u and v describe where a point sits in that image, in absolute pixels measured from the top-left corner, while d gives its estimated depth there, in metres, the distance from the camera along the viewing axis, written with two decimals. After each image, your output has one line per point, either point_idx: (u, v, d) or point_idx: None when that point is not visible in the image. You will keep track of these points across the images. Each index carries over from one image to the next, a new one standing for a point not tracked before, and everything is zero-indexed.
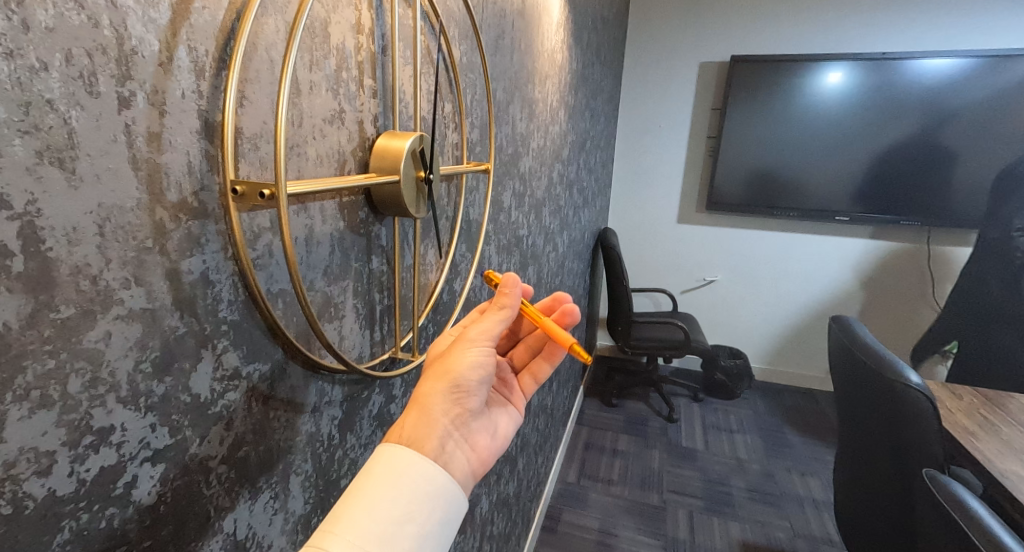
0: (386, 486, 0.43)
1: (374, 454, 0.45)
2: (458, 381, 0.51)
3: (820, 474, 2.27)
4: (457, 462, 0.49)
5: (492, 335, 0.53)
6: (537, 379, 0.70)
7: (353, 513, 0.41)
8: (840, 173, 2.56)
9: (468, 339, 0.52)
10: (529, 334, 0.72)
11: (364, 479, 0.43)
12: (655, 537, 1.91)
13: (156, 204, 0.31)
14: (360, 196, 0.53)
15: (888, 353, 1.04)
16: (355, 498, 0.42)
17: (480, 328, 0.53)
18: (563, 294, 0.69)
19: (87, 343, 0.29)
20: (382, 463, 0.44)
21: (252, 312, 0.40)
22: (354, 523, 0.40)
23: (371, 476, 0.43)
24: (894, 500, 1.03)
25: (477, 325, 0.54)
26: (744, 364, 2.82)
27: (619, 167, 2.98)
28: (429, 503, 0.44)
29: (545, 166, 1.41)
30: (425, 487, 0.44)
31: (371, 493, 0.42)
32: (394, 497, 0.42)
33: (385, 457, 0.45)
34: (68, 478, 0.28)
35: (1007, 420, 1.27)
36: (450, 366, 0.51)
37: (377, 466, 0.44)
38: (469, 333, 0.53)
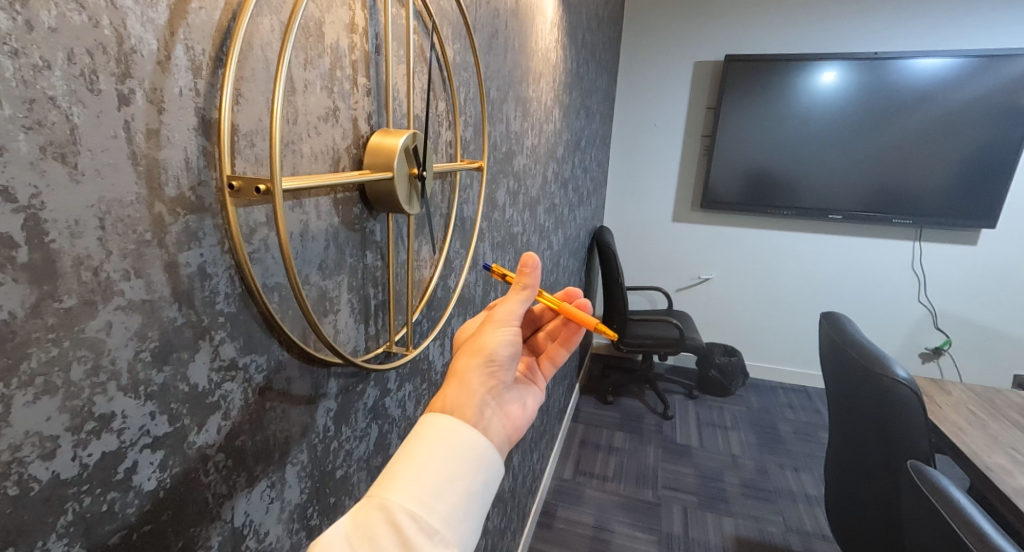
0: (432, 448, 0.45)
1: (418, 423, 0.47)
2: (491, 355, 0.53)
3: (813, 470, 2.29)
4: (496, 430, 0.51)
5: (519, 312, 0.55)
6: (556, 362, 0.69)
7: (405, 471, 0.43)
8: (833, 171, 2.58)
9: (498, 317, 0.54)
10: (550, 322, 0.73)
11: (412, 443, 0.45)
12: (650, 532, 1.92)
13: (155, 199, 0.32)
14: (354, 193, 0.55)
15: (876, 348, 1.05)
16: (406, 458, 0.44)
17: (507, 307, 0.55)
18: (575, 289, 0.70)
19: (88, 332, 0.30)
20: (427, 429, 0.46)
21: (248, 305, 0.41)
22: (405, 479, 0.42)
23: (418, 440, 0.45)
24: (883, 494, 1.04)
25: (504, 304, 0.55)
26: (739, 361, 2.82)
27: (614, 165, 3.00)
28: (474, 464, 0.46)
29: (539, 164, 1.42)
30: (467, 452, 0.46)
31: (419, 453, 0.44)
32: (440, 457, 0.44)
33: (428, 425, 0.47)
34: (71, 462, 0.29)
35: (994, 415, 1.29)
36: (483, 343, 0.53)
37: (422, 432, 0.46)
38: (497, 311, 0.55)
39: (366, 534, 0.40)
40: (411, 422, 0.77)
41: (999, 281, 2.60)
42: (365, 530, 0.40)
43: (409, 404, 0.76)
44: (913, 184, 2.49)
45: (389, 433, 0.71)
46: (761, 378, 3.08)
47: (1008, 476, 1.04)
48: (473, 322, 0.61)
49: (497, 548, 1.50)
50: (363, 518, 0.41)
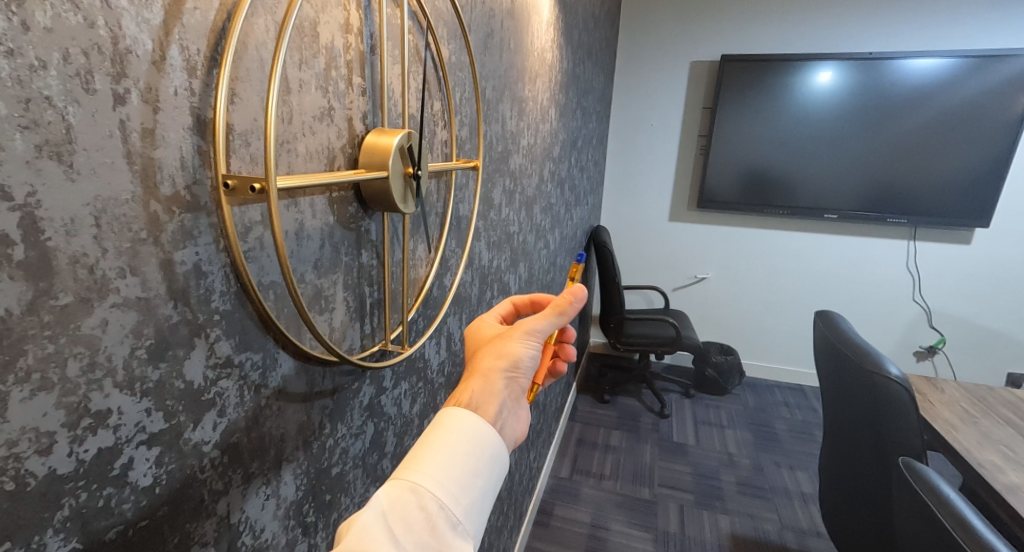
0: (462, 440, 0.47)
1: (446, 413, 0.49)
2: (515, 361, 0.56)
3: (808, 468, 2.30)
4: (511, 433, 0.53)
5: (547, 328, 0.58)
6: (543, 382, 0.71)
7: (435, 460, 0.45)
8: (830, 172, 2.59)
9: (527, 328, 0.57)
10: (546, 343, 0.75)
11: (443, 431, 0.47)
12: (646, 530, 1.93)
13: (150, 197, 0.33)
14: (349, 192, 0.55)
15: (869, 346, 1.07)
16: (439, 447, 0.46)
17: (536, 320, 0.58)
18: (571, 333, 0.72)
19: (84, 329, 0.30)
20: (458, 419, 0.48)
21: (244, 303, 0.41)
22: (438, 466, 0.44)
23: (447, 429, 0.47)
24: (875, 490, 1.05)
25: (534, 317, 0.59)
26: (735, 360, 2.84)
27: (612, 165, 3.01)
28: (494, 463, 0.48)
29: (535, 163, 1.43)
30: (491, 449, 0.48)
31: (451, 444, 0.46)
32: (469, 450, 0.47)
33: (458, 416, 0.49)
34: (68, 458, 0.30)
35: (986, 413, 1.30)
36: (510, 348, 0.56)
37: (452, 422, 0.48)
38: (527, 322, 0.58)
39: (399, 513, 0.42)
40: (407, 420, 0.78)
41: (993, 280, 2.61)
42: (398, 509, 0.42)
43: (405, 402, 0.77)
44: (908, 184, 2.50)
45: (385, 431, 0.71)
46: (757, 377, 3.09)
47: (999, 473, 1.05)
48: (492, 324, 0.63)
49: (493, 546, 1.51)
50: (394, 499, 0.42)
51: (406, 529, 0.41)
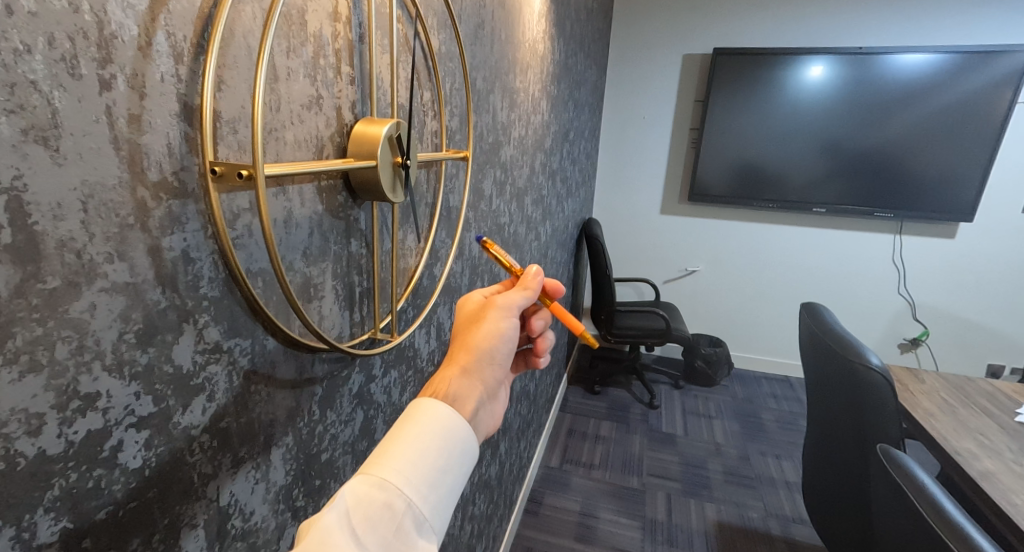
0: (433, 434, 0.47)
1: (420, 404, 0.49)
2: (492, 347, 0.59)
3: (793, 457, 2.35)
4: (483, 428, 0.54)
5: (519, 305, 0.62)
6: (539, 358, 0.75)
7: (404, 455, 0.45)
8: (819, 166, 2.62)
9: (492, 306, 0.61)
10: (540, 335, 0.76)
11: (414, 423, 0.47)
12: (634, 518, 1.96)
13: (137, 182, 0.33)
14: (338, 180, 0.55)
15: (853, 337, 1.08)
16: (406, 436, 0.47)
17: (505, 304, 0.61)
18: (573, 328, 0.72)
19: (73, 313, 0.30)
20: (425, 410, 0.49)
21: (233, 290, 0.42)
22: (408, 462, 0.45)
23: (420, 423, 0.48)
24: (854, 474, 1.08)
25: (505, 296, 0.62)
26: (724, 352, 2.88)
27: (605, 157, 3.01)
28: (465, 459, 0.49)
29: (527, 155, 1.43)
30: (461, 442, 0.49)
31: (420, 432, 0.47)
32: (441, 446, 0.47)
33: (431, 407, 0.49)
34: (57, 439, 0.30)
35: (964, 403, 1.33)
36: (487, 332, 0.59)
37: (425, 415, 0.48)
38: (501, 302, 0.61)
39: (365, 512, 0.42)
40: (397, 407, 0.79)
41: (975, 273, 2.66)
42: (364, 509, 0.42)
43: (395, 390, 0.78)
44: (897, 178, 2.53)
45: (375, 418, 0.72)
46: (745, 368, 3.13)
47: (974, 460, 1.07)
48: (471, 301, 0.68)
49: (484, 534, 1.53)
50: (361, 495, 0.42)
51: (371, 529, 0.41)
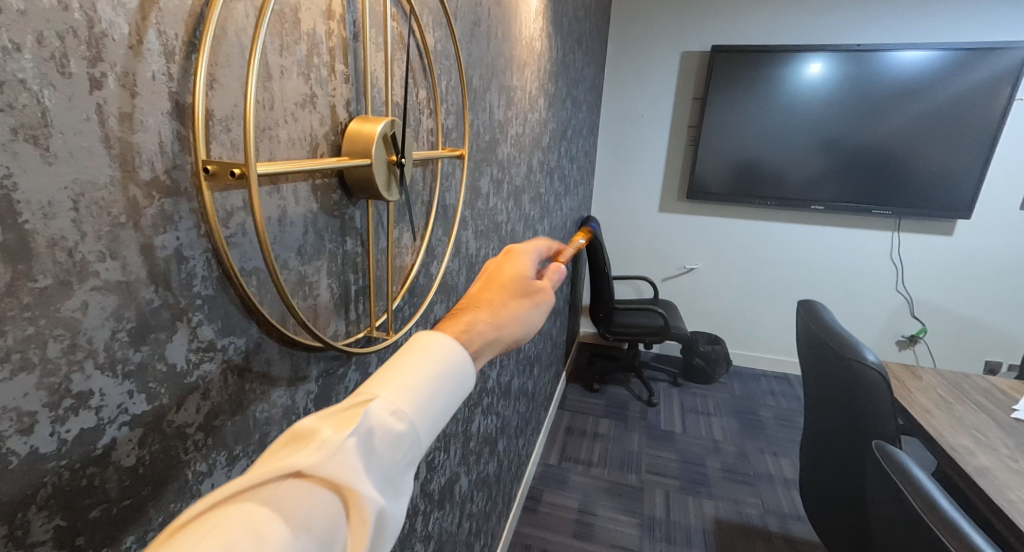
0: (449, 372, 0.44)
1: (453, 341, 0.46)
2: (517, 314, 0.57)
3: (791, 454, 2.35)
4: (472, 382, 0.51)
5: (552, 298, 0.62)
6: None
7: (426, 393, 0.42)
8: (818, 163, 2.62)
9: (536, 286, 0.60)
10: None
11: (444, 359, 0.44)
12: (632, 515, 1.97)
13: (129, 181, 0.33)
14: (333, 179, 0.55)
15: (849, 334, 1.09)
16: (428, 367, 0.43)
17: (549, 294, 0.61)
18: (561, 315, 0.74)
19: (64, 312, 0.30)
20: (455, 347, 0.46)
21: (227, 289, 0.42)
22: (427, 402, 0.42)
23: (451, 361, 0.45)
24: (850, 470, 1.09)
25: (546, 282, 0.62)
26: (722, 348, 2.91)
27: (603, 155, 3.02)
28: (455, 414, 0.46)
29: (524, 153, 1.44)
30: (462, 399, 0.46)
31: (443, 367, 0.44)
32: (454, 393, 0.44)
33: (461, 351, 0.46)
34: (49, 437, 0.30)
35: (961, 400, 1.33)
36: (519, 301, 0.58)
37: (456, 356, 0.45)
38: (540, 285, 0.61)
39: (380, 441, 0.38)
40: None
41: (972, 270, 2.67)
42: (380, 435, 0.38)
43: None
44: (895, 175, 2.53)
45: None
46: (743, 366, 3.14)
47: (970, 457, 1.08)
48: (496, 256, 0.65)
49: (482, 531, 1.54)
50: (379, 421, 0.38)
51: (379, 459, 0.37)
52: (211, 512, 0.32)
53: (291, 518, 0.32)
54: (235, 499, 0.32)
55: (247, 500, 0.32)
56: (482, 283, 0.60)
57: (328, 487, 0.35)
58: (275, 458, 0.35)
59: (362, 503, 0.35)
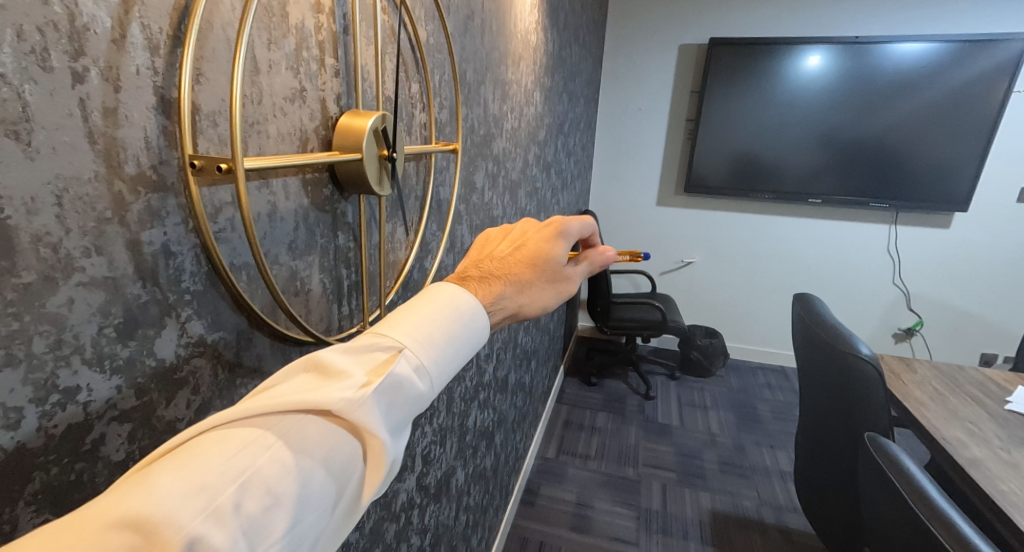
0: (465, 331, 0.47)
1: (473, 303, 0.49)
2: (536, 286, 0.60)
3: (787, 446, 2.37)
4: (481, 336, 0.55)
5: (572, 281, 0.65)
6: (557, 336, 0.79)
7: (444, 351, 0.45)
8: (816, 156, 2.61)
9: (564, 272, 0.63)
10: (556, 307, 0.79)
11: (463, 320, 0.47)
12: (629, 507, 1.98)
13: (114, 176, 0.33)
14: (324, 174, 0.55)
15: (845, 327, 1.09)
16: (459, 327, 0.47)
17: (570, 283, 0.64)
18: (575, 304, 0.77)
19: (49, 307, 0.30)
20: (473, 308, 0.49)
21: (216, 284, 0.42)
22: (443, 359, 0.44)
23: (468, 324, 0.48)
24: (844, 462, 1.09)
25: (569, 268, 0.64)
26: (719, 342, 2.90)
27: (600, 149, 3.01)
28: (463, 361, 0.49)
29: (520, 147, 1.43)
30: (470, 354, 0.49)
31: (469, 329, 0.48)
32: (466, 352, 0.47)
33: (478, 314, 0.49)
34: (36, 432, 0.30)
35: (955, 392, 1.34)
36: (540, 278, 0.61)
37: (473, 319, 0.48)
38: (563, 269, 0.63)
39: (399, 394, 0.40)
40: None
41: (969, 263, 2.67)
42: (401, 390, 0.40)
43: None
44: (893, 168, 2.53)
45: None
46: (741, 359, 3.15)
47: (962, 448, 1.08)
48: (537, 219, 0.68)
49: (480, 524, 1.55)
50: (400, 375, 0.40)
51: (398, 412, 0.39)
52: (242, 431, 0.34)
53: (313, 454, 0.35)
54: (262, 426, 0.34)
55: (270, 430, 0.34)
56: (515, 246, 0.62)
57: (348, 428, 0.37)
58: (305, 388, 0.37)
59: (378, 449, 0.37)
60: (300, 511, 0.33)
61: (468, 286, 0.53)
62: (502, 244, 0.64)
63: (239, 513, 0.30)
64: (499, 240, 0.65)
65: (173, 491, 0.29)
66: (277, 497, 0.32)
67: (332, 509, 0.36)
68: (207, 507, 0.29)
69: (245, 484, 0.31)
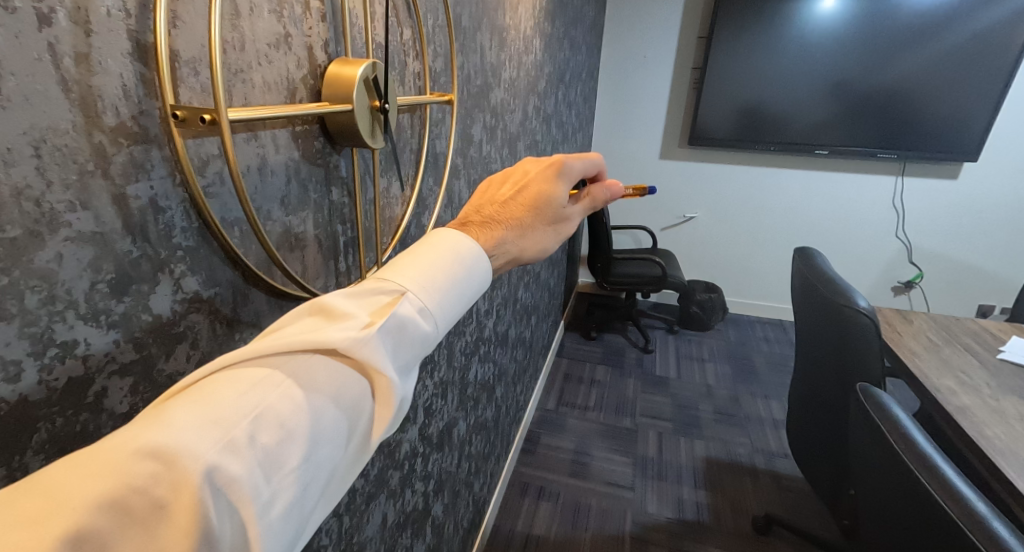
0: (466, 275, 0.47)
1: (472, 249, 0.49)
2: (536, 230, 0.60)
3: (781, 396, 2.42)
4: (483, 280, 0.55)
5: (572, 223, 0.65)
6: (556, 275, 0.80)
7: (446, 294, 0.45)
8: (826, 105, 2.53)
9: (564, 213, 0.63)
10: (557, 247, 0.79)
11: (464, 264, 0.47)
12: (626, 455, 2.05)
13: (93, 127, 0.32)
14: (314, 126, 0.54)
15: (843, 281, 1.09)
16: (459, 269, 0.47)
17: (568, 226, 0.64)
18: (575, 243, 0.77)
19: (38, 262, 0.30)
20: (474, 254, 0.48)
21: (209, 240, 0.41)
22: (446, 303, 0.44)
23: (470, 269, 0.48)
24: (835, 410, 1.12)
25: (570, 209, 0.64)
26: (718, 297, 2.95)
27: (603, 100, 2.92)
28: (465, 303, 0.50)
29: (519, 98, 1.39)
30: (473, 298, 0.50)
31: (470, 274, 0.48)
32: (468, 295, 0.48)
33: (479, 259, 0.49)
34: (37, 385, 0.31)
35: (950, 342, 1.35)
36: (540, 221, 0.60)
37: (474, 263, 0.48)
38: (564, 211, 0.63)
39: (404, 335, 0.40)
40: None
41: (973, 214, 2.65)
42: (406, 330, 0.40)
43: None
44: (905, 117, 2.46)
45: None
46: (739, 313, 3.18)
47: (952, 396, 1.11)
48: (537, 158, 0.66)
49: (481, 471, 1.61)
50: (404, 316, 0.40)
51: (403, 352, 0.40)
52: (249, 371, 0.34)
53: (323, 390, 0.35)
54: (271, 366, 0.35)
55: (279, 369, 0.34)
56: (516, 188, 0.61)
57: (355, 367, 0.37)
58: (310, 329, 0.37)
59: (386, 387, 0.38)
60: (314, 445, 0.33)
61: (468, 232, 0.53)
62: (503, 185, 0.63)
63: (254, 446, 0.31)
64: (500, 182, 0.63)
65: (188, 426, 0.29)
66: (291, 432, 0.33)
67: (345, 443, 0.36)
68: (222, 440, 0.30)
69: (258, 420, 0.32)
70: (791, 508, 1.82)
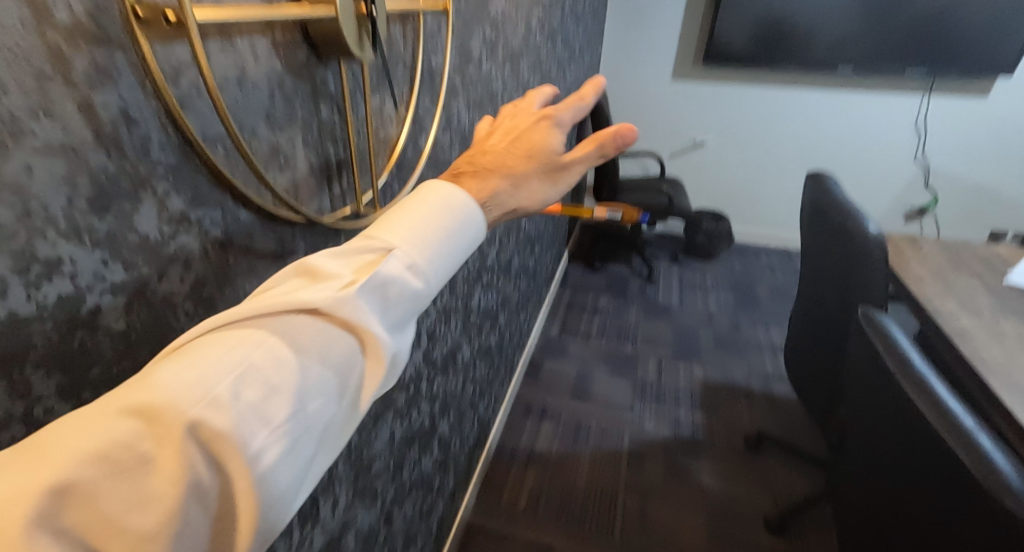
0: (439, 229, 0.42)
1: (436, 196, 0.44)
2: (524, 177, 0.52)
3: (781, 323, 2.46)
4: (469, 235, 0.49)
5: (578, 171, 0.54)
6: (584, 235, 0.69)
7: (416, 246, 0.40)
8: (857, 16, 2.36)
9: (560, 160, 0.54)
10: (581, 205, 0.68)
11: (431, 213, 0.42)
12: (627, 379, 2.12)
13: (44, 25, 0.29)
14: (296, 33, 0.50)
15: (853, 207, 1.06)
16: (436, 226, 0.42)
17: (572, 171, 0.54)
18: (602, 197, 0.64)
19: (7, 174, 0.29)
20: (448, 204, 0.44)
21: (190, 157, 0.40)
22: (421, 254, 0.40)
23: (437, 217, 0.43)
24: (835, 332, 1.12)
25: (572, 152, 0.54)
26: (725, 226, 2.93)
27: (613, 15, 2.73)
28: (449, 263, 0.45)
29: (522, 10, 1.30)
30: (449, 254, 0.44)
31: (447, 230, 0.43)
32: (441, 251, 0.42)
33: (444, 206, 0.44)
34: (27, 301, 0.31)
35: (957, 267, 1.34)
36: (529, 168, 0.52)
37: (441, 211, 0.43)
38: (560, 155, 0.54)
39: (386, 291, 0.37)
40: None
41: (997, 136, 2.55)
42: (390, 284, 0.37)
43: None
44: (940, 29, 2.30)
45: None
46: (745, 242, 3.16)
47: (952, 320, 1.11)
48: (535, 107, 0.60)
49: (486, 392, 1.67)
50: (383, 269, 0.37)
51: (389, 309, 0.37)
52: (231, 334, 0.32)
53: (309, 348, 0.33)
54: (252, 327, 0.33)
55: (261, 327, 0.32)
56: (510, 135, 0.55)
57: (339, 324, 0.35)
58: (293, 289, 0.35)
59: (374, 343, 0.36)
60: (304, 399, 0.32)
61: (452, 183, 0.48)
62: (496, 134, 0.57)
63: (238, 402, 0.29)
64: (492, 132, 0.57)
65: (169, 382, 0.28)
66: (275, 389, 0.31)
67: (338, 401, 0.34)
68: (204, 396, 0.28)
69: (241, 376, 0.30)
70: (784, 427, 1.90)
